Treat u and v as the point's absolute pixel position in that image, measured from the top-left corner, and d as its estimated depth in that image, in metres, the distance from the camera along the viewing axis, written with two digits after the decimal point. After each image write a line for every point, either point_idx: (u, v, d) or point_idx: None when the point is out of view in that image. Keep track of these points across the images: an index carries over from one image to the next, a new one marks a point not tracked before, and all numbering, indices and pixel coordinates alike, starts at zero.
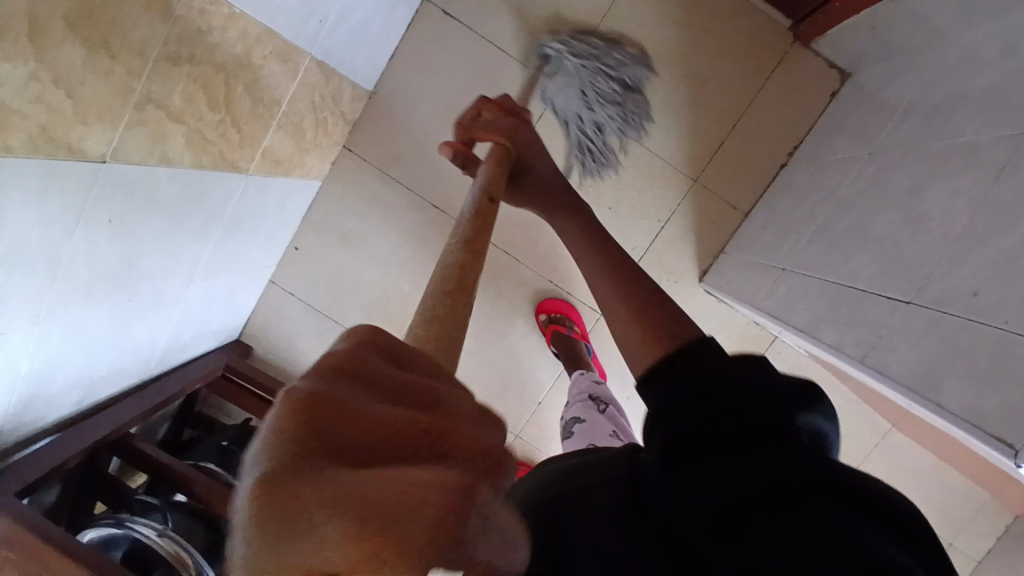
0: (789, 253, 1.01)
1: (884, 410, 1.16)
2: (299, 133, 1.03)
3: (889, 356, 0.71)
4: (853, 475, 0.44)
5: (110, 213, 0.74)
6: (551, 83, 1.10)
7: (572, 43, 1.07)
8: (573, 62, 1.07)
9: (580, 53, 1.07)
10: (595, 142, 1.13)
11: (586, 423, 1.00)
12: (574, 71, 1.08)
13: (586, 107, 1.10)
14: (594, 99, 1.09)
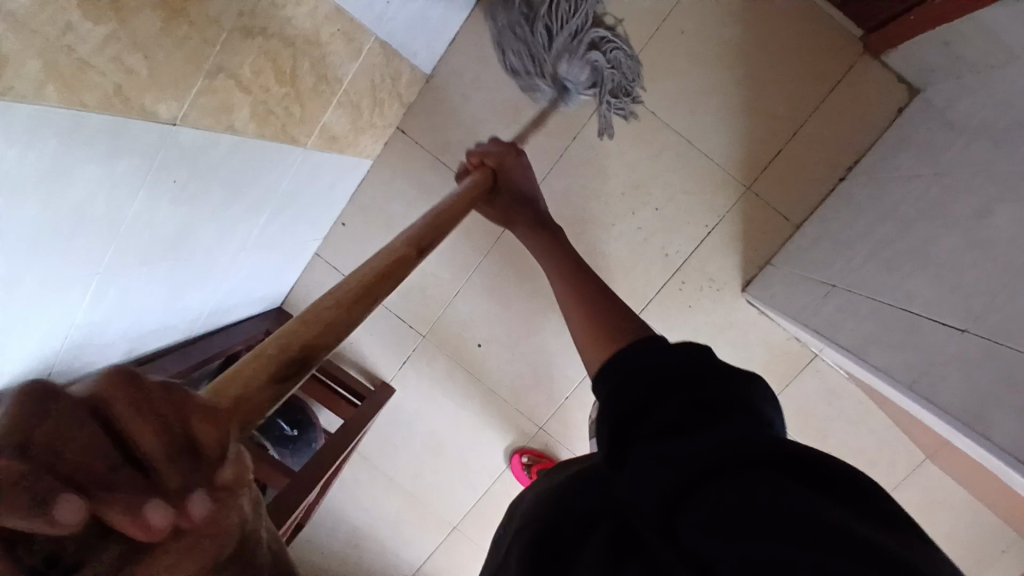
0: (840, 270, 0.98)
1: (923, 441, 1.12)
2: (357, 113, 1.05)
3: (942, 384, 0.69)
4: (789, 442, 0.46)
5: (175, 175, 0.77)
6: (559, 68, 1.06)
7: (525, 32, 1.05)
8: (558, 65, 1.05)
9: (535, 28, 1.04)
10: (612, 44, 1.07)
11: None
12: (563, 66, 1.05)
13: (579, 41, 1.04)
14: (570, 35, 1.04)
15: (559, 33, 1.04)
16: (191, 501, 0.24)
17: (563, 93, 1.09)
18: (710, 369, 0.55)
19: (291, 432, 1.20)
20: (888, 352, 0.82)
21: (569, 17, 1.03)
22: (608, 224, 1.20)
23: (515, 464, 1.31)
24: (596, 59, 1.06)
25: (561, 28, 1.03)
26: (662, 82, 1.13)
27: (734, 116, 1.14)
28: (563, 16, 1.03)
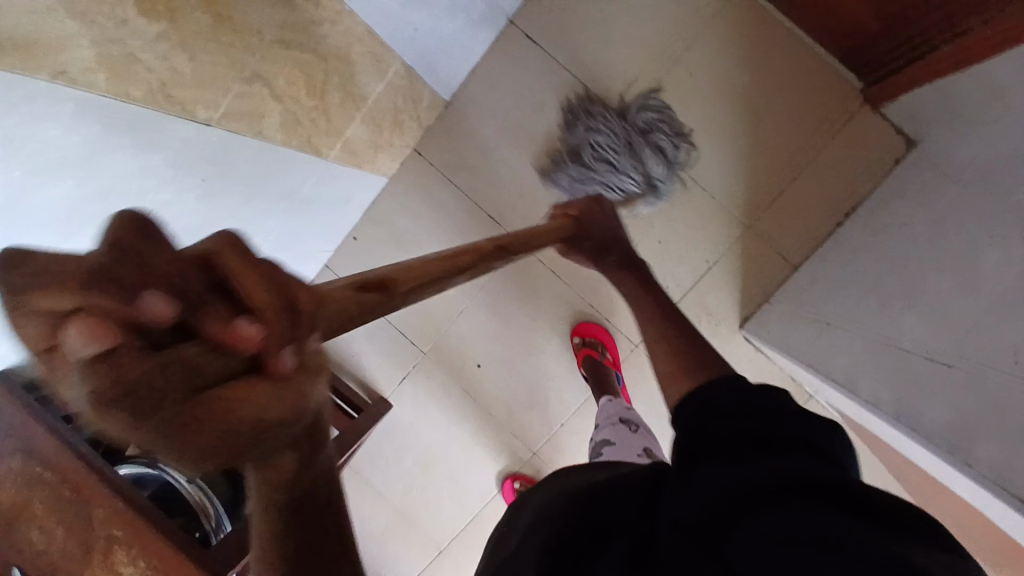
0: (835, 308, 1.01)
1: (916, 488, 1.12)
2: (378, 131, 1.10)
3: (935, 413, 0.73)
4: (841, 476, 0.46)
5: (204, 173, 0.81)
6: (631, 173, 1.16)
7: (588, 162, 1.17)
8: (636, 176, 1.16)
9: (595, 157, 1.16)
10: (659, 123, 1.16)
11: (615, 446, 1.01)
12: (636, 175, 1.16)
13: (627, 139, 1.15)
14: (623, 148, 1.16)
15: (614, 158, 1.16)
16: (283, 356, 0.25)
17: (654, 193, 1.18)
18: (784, 413, 0.55)
19: None
20: (880, 387, 0.84)
21: (614, 140, 1.15)
22: None
23: (506, 488, 1.31)
24: (653, 146, 1.15)
25: (613, 154, 1.16)
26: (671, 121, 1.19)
27: (738, 157, 1.19)
28: (609, 144, 1.16)
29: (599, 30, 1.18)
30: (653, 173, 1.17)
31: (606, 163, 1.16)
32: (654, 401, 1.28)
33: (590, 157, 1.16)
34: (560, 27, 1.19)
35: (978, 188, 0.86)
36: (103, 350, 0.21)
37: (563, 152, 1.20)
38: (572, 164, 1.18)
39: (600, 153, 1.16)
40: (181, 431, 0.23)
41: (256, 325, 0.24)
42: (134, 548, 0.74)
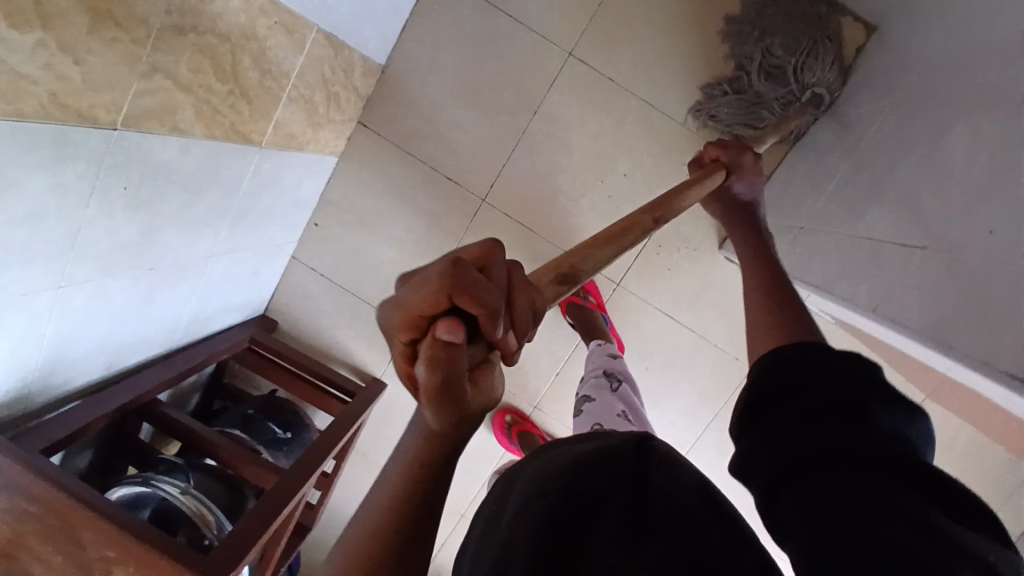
0: (810, 214, 0.97)
1: (916, 383, 1.10)
2: (311, 109, 1.05)
3: (910, 305, 0.67)
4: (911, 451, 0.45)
5: (125, 180, 0.78)
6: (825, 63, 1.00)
7: (796, 92, 1.03)
8: (802, 88, 1.02)
9: (787, 92, 1.03)
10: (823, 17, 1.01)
11: (596, 402, 0.99)
12: (808, 84, 1.01)
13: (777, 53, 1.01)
14: (795, 59, 1.00)
15: (788, 65, 1.00)
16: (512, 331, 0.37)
17: (821, 101, 1.05)
18: (862, 368, 0.53)
19: (285, 434, 1.19)
20: (856, 285, 0.80)
21: (791, 40, 1.00)
22: (578, 196, 1.19)
23: (495, 421, 1.31)
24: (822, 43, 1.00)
25: (792, 59, 1.00)
26: (617, 47, 1.12)
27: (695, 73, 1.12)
28: (789, 58, 1.00)
29: None
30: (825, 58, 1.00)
31: (799, 87, 1.02)
32: (646, 337, 1.25)
33: (779, 68, 1.01)
34: None
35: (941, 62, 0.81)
36: (455, 340, 0.34)
37: (773, 107, 1.05)
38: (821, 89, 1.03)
39: (785, 85, 1.02)
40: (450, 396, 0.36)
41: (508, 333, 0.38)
42: (131, 561, 0.75)
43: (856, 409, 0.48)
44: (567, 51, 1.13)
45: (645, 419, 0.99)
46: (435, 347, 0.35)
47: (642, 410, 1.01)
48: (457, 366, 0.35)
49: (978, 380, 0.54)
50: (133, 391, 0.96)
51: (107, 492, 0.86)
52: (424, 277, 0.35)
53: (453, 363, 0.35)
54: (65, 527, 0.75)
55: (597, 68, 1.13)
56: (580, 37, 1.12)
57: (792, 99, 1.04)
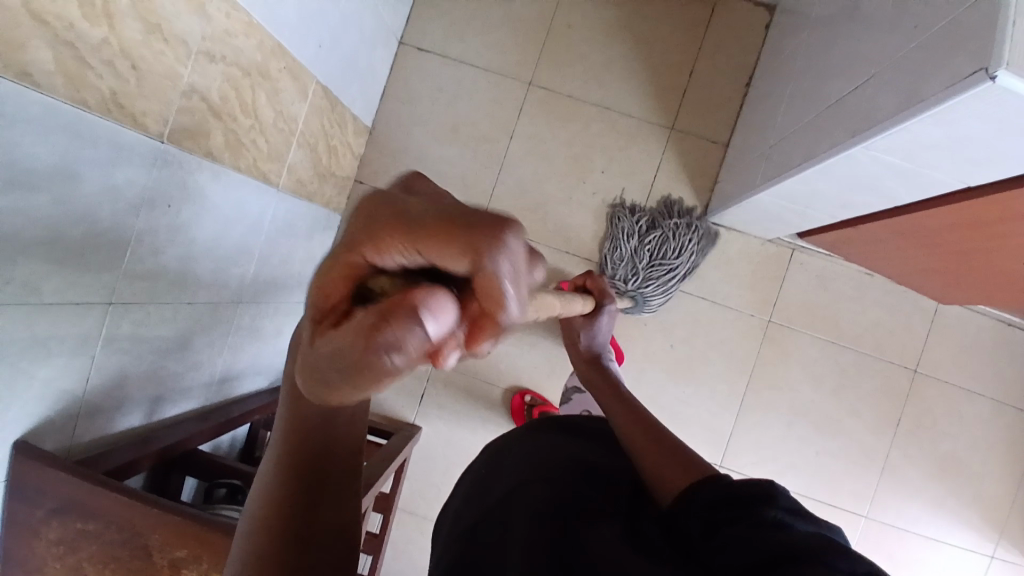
0: (773, 135, 1.07)
1: (922, 284, 1.17)
2: (316, 158, 1.16)
3: (876, 112, 0.73)
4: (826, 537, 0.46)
5: (169, 198, 0.84)
6: (657, 295, 1.25)
7: (635, 281, 1.24)
8: (634, 281, 1.24)
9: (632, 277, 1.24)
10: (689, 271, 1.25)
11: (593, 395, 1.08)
12: (643, 288, 1.24)
13: (676, 250, 1.23)
14: (666, 265, 1.23)
15: (644, 259, 1.24)
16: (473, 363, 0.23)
17: (634, 305, 1.26)
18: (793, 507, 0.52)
19: None
20: (816, 142, 0.87)
21: (669, 248, 1.23)
22: (565, 199, 1.31)
23: (515, 405, 1.29)
24: (672, 277, 1.24)
25: (652, 258, 1.24)
26: (568, 69, 1.32)
27: (637, 75, 1.31)
28: (664, 259, 1.23)
29: (475, 20, 1.32)
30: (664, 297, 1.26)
31: (636, 285, 1.24)
32: (663, 315, 1.29)
33: (643, 252, 1.24)
34: (442, 29, 1.32)
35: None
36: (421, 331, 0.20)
37: (616, 267, 1.26)
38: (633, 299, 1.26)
39: (638, 270, 1.24)
40: (365, 371, 0.21)
41: (489, 350, 0.22)
42: (205, 557, 0.68)
43: (779, 519, 0.49)
44: (528, 82, 1.32)
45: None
46: (379, 318, 0.20)
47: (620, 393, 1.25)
48: (400, 359, 0.20)
49: (953, 111, 0.61)
50: (176, 437, 0.94)
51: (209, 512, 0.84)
52: (429, 213, 0.20)
53: (392, 348, 0.20)
54: (131, 535, 0.69)
55: (555, 89, 1.32)
56: (535, 66, 1.32)
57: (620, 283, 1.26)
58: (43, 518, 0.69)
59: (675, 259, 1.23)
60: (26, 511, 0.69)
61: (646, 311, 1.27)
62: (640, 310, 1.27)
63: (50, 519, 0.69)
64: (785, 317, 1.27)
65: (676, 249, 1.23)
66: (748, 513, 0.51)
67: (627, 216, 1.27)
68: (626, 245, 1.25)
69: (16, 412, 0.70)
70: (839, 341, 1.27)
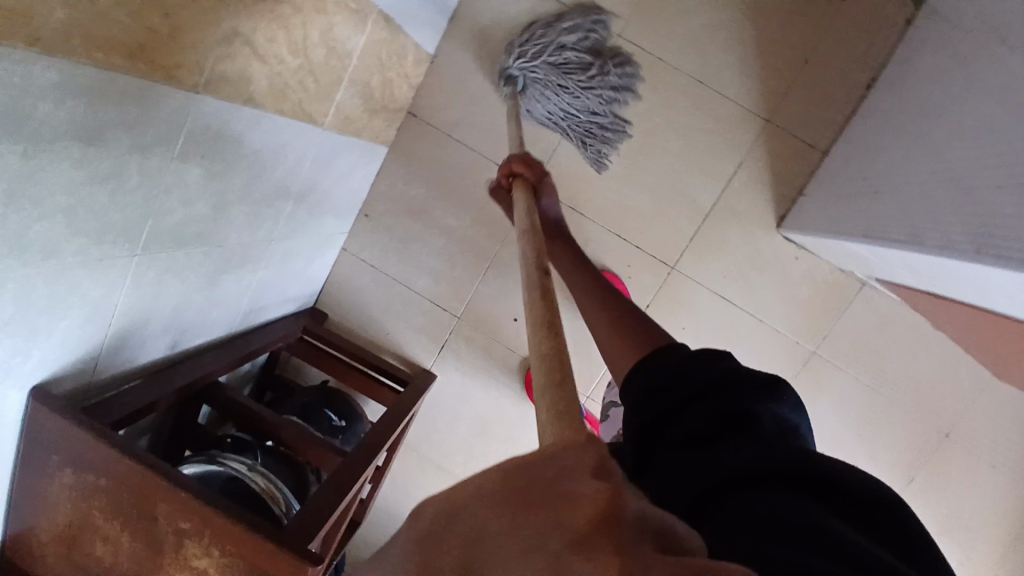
0: (882, 175, 0.93)
1: (989, 355, 1.07)
2: (368, 93, 1.07)
3: (1012, 236, 0.61)
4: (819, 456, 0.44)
5: (203, 149, 0.78)
6: (536, 96, 1.14)
7: (527, 64, 1.12)
8: (528, 69, 1.13)
9: (529, 61, 1.12)
10: (574, 129, 1.16)
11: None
12: (534, 80, 1.13)
13: (589, 79, 1.12)
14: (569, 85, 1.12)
15: (556, 70, 1.12)
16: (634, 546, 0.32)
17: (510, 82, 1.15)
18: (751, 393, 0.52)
19: (340, 422, 1.16)
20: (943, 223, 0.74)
21: (581, 77, 1.12)
22: (628, 176, 1.20)
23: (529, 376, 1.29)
24: (563, 100, 1.13)
25: (562, 71, 1.11)
26: (666, 28, 1.14)
27: (743, 50, 1.14)
28: (570, 75, 1.12)
29: None
30: (547, 106, 1.15)
31: (529, 73, 1.13)
32: (702, 320, 1.22)
33: (561, 51, 1.11)
34: None
35: (995, 10, 0.81)
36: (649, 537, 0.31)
37: (526, 36, 1.12)
38: (513, 67, 1.13)
39: (541, 64, 1.11)
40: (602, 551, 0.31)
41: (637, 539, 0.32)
42: (205, 532, 0.71)
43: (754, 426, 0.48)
44: (616, 33, 1.15)
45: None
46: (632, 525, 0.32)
47: None
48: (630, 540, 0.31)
49: None
50: (196, 373, 0.95)
51: (183, 467, 0.87)
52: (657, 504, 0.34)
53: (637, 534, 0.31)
54: (138, 499, 0.72)
55: (646, 49, 1.15)
56: (629, 15, 1.15)
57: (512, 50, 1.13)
58: (59, 464, 0.74)
59: (576, 91, 1.12)
60: (45, 454, 0.73)
61: (522, 97, 1.16)
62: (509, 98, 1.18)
63: (65, 468, 0.74)
64: (831, 350, 1.19)
65: (588, 85, 1.12)
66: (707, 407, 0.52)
67: (582, 19, 1.12)
68: (554, 37, 1.11)
69: (34, 363, 0.71)
70: (880, 388, 1.19)
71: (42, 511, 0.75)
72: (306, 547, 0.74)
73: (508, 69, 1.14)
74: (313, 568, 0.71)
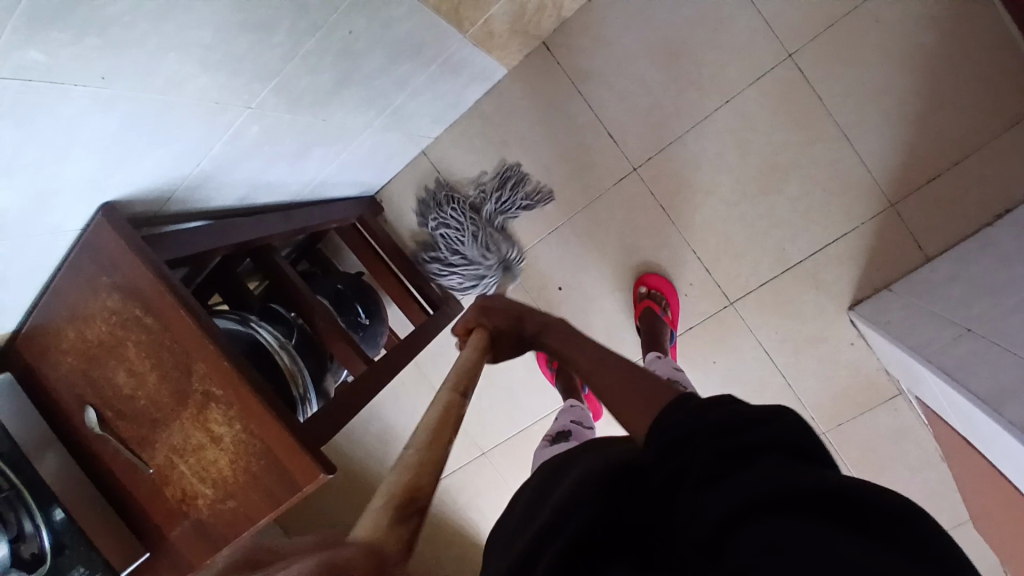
0: (980, 316, 0.88)
1: (975, 515, 1.07)
2: (519, 14, 0.99)
3: None
4: (850, 499, 0.36)
5: (351, 26, 0.73)
6: (511, 251, 1.21)
7: (484, 267, 1.19)
8: (483, 266, 1.19)
9: (477, 265, 1.19)
10: (507, 206, 1.20)
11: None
12: (496, 256, 1.19)
13: (470, 224, 1.18)
14: (485, 231, 1.18)
15: (468, 244, 1.18)
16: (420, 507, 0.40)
17: (509, 273, 1.22)
18: (745, 416, 0.43)
19: (365, 320, 1.14)
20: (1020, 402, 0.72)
21: (453, 229, 1.19)
22: (729, 200, 1.16)
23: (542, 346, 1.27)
24: (493, 231, 1.19)
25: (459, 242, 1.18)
26: (840, 66, 1.08)
27: (901, 124, 1.07)
28: (475, 230, 1.18)
29: None
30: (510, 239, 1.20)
31: (486, 261, 1.19)
32: (735, 363, 1.22)
33: (453, 251, 1.20)
34: None
35: None
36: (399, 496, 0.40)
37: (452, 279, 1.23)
38: (491, 275, 1.20)
39: (478, 258, 1.19)
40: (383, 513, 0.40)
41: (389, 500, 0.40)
42: (232, 406, 0.71)
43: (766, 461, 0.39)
44: (787, 51, 1.09)
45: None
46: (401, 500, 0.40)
47: None
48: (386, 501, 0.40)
49: None
50: (255, 232, 0.92)
51: (218, 320, 0.87)
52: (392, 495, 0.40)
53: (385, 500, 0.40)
54: (178, 350, 0.72)
55: (809, 79, 1.09)
56: (807, 42, 1.09)
57: (476, 284, 1.22)
58: (107, 284, 0.73)
59: (466, 222, 1.18)
60: (96, 267, 0.73)
61: (518, 259, 1.22)
62: (514, 271, 1.23)
63: (113, 292, 0.73)
64: (839, 438, 1.20)
65: (459, 219, 1.19)
66: (705, 446, 0.42)
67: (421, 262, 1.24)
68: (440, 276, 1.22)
69: (116, 181, 0.68)
70: None
71: (73, 318, 0.75)
72: (318, 450, 0.73)
73: (487, 283, 1.21)
74: (323, 475, 0.70)
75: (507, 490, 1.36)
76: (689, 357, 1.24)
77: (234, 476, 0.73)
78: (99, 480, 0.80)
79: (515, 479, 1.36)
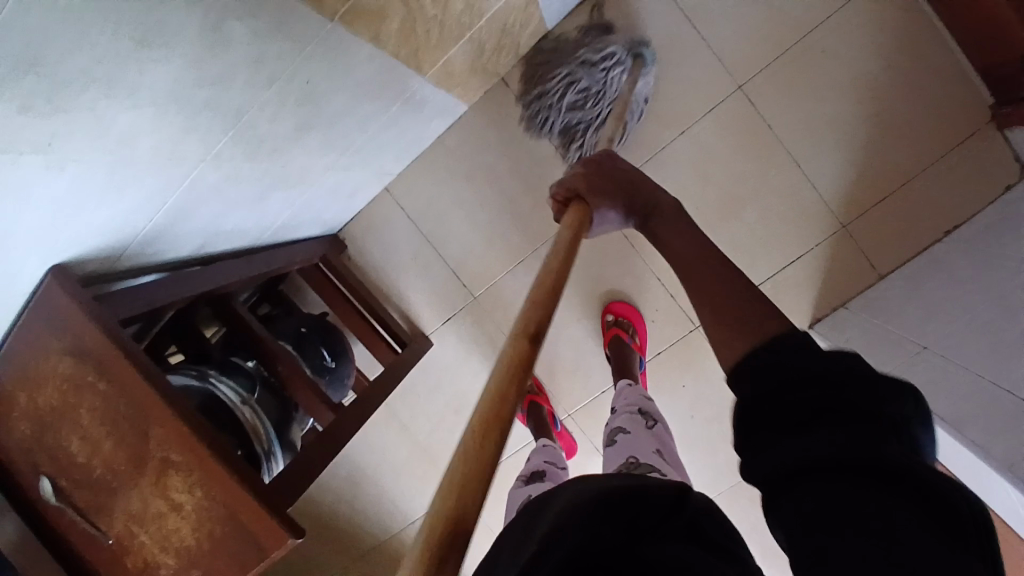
0: (935, 334, 0.91)
1: None
2: (478, 53, 0.99)
3: None
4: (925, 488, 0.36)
5: (309, 75, 0.72)
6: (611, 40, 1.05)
7: (615, 71, 1.04)
8: (612, 77, 1.04)
9: (609, 81, 1.05)
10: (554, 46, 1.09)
11: (631, 435, 0.90)
12: (605, 63, 1.04)
13: (562, 81, 1.06)
14: (572, 67, 1.05)
15: (596, 61, 1.04)
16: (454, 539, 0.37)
17: (637, 50, 1.06)
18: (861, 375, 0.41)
19: (331, 363, 1.11)
20: None
21: (559, 101, 1.07)
22: None
23: None
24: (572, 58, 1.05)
25: (584, 65, 1.03)
26: (789, 98, 1.12)
27: (849, 149, 1.11)
28: (572, 75, 1.05)
29: None
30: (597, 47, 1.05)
31: (609, 73, 1.04)
32: (703, 387, 1.23)
33: (582, 107, 1.07)
34: None
35: None
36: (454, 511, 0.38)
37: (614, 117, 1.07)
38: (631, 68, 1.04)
39: (603, 80, 1.05)
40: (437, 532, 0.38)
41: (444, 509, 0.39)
42: (194, 470, 0.68)
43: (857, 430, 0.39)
44: (738, 84, 1.13)
45: (679, 461, 0.89)
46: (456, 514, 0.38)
47: (677, 453, 0.90)
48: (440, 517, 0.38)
49: None
50: (212, 281, 0.90)
51: (175, 377, 0.84)
52: None
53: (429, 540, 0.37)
54: (135, 414, 0.69)
55: (760, 111, 1.13)
56: (756, 75, 1.12)
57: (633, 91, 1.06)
58: (60, 349, 0.70)
59: (553, 87, 1.07)
60: (47, 330, 0.70)
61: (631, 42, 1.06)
62: (640, 49, 1.06)
63: (66, 355, 0.70)
64: None
65: (552, 95, 1.08)
66: (795, 392, 0.42)
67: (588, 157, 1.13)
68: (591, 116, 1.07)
69: (64, 241, 0.65)
70: None
71: (22, 384, 0.72)
72: (285, 513, 0.71)
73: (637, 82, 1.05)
74: (292, 540, 0.68)
75: (483, 525, 1.34)
76: (658, 382, 1.25)
77: (199, 543, 0.69)
78: (58, 550, 0.75)
79: (490, 513, 1.34)
